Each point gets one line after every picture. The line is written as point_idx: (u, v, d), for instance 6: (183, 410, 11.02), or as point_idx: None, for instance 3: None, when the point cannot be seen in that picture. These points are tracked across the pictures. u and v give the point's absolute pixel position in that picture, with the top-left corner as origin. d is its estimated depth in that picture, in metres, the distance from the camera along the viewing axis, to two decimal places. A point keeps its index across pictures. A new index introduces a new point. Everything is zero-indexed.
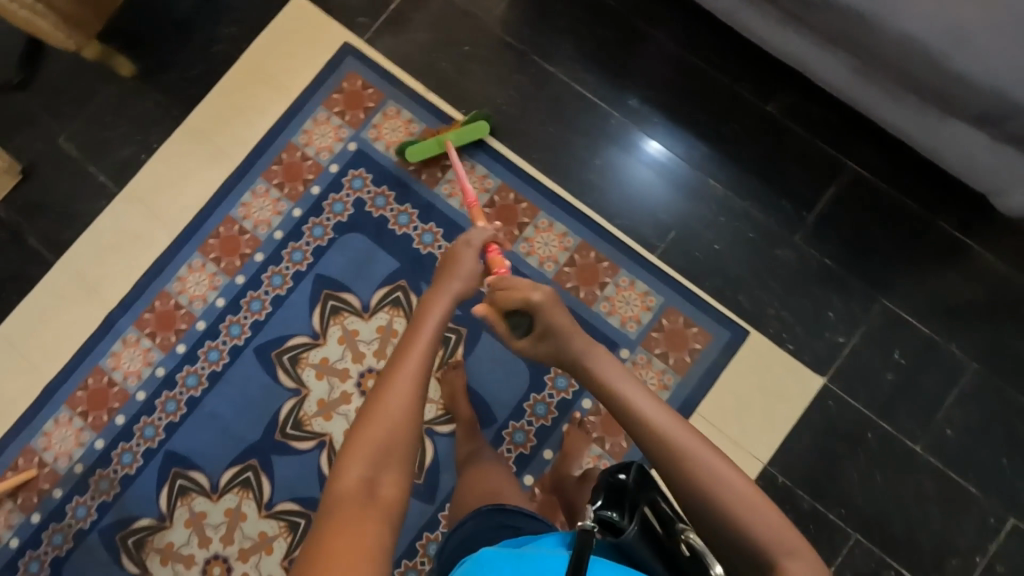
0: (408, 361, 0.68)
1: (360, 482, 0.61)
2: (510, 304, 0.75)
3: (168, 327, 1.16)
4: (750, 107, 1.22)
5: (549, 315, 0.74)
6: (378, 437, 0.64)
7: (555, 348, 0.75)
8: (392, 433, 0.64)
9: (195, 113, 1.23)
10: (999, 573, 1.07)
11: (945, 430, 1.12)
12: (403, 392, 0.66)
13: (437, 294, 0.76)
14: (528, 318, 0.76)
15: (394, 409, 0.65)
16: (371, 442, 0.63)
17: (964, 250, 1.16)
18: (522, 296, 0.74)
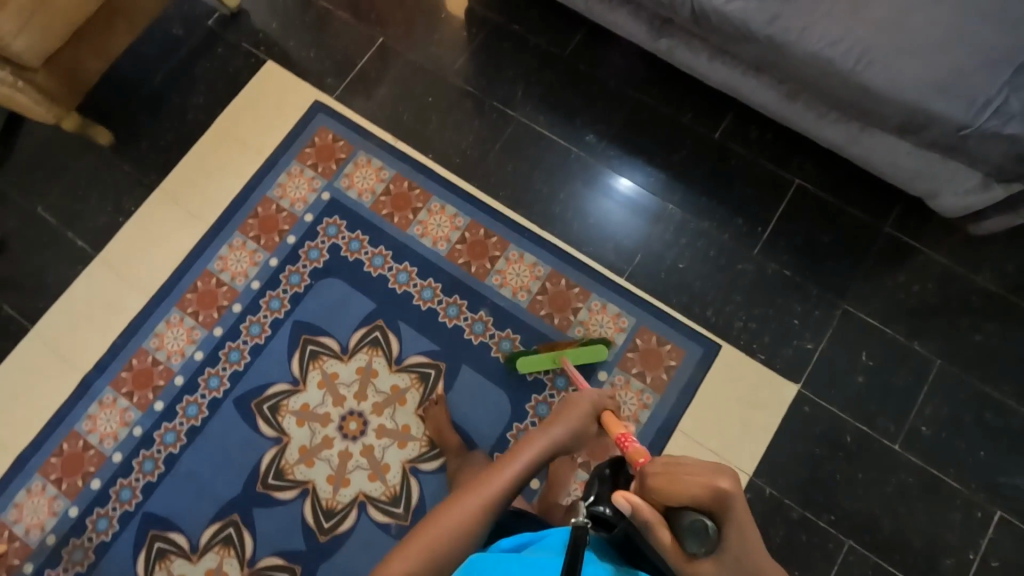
0: (482, 491, 0.65)
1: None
2: (679, 501, 0.51)
3: (146, 385, 1.19)
4: (696, 132, 1.27)
5: (745, 526, 0.48)
6: (432, 550, 0.61)
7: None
8: (449, 550, 0.61)
9: (172, 176, 1.30)
10: (995, 570, 1.04)
11: (920, 428, 1.10)
12: (474, 519, 0.63)
13: (539, 432, 0.72)
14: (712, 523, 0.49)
15: (454, 527, 0.62)
16: (426, 553, 0.60)
17: (914, 251, 1.18)
18: (703, 487, 0.50)
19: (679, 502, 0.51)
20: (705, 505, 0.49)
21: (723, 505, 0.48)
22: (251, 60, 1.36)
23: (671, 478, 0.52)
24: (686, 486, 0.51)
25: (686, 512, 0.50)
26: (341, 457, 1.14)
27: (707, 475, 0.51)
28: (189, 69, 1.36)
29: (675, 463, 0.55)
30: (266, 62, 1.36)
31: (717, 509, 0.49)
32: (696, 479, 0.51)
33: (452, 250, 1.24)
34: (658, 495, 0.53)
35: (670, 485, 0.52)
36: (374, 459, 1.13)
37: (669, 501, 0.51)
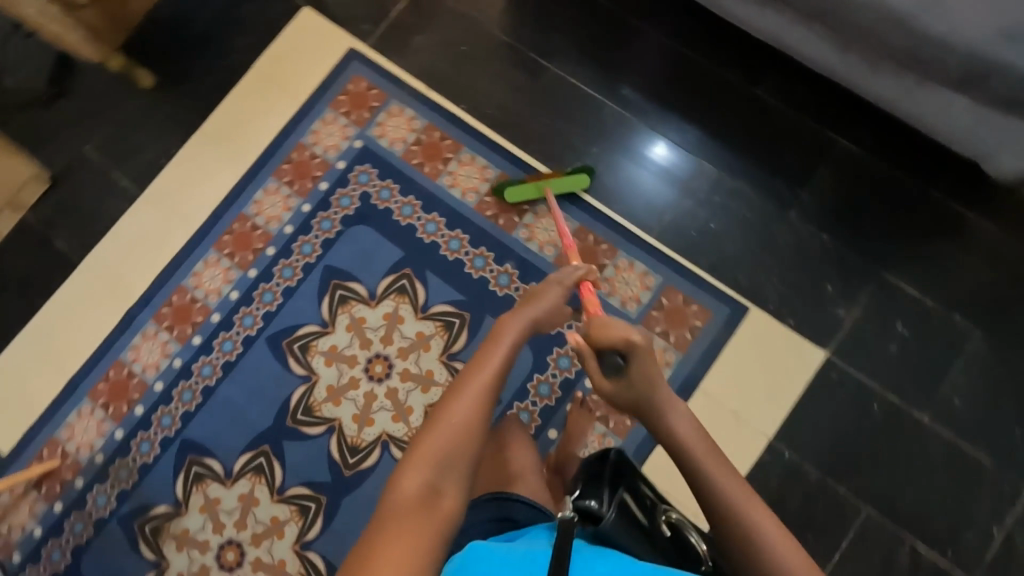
0: (474, 379, 0.68)
1: (423, 489, 0.60)
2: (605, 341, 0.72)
3: (185, 320, 1.25)
4: (739, 89, 1.21)
5: (643, 358, 0.70)
6: (445, 445, 0.63)
7: (632, 394, 0.72)
8: (459, 439, 0.64)
9: (212, 121, 1.32)
10: (1020, 547, 1.02)
11: (953, 400, 1.07)
12: (472, 400, 0.67)
13: (508, 321, 0.76)
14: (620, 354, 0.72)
15: (459, 419, 0.65)
16: (437, 448, 0.63)
17: (963, 220, 1.12)
18: (621, 336, 0.71)
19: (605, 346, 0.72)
20: (622, 346, 0.71)
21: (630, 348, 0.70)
22: (288, 6, 1.36)
23: (603, 326, 0.73)
24: (613, 333, 0.72)
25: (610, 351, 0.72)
26: (367, 398, 1.17)
27: (627, 330, 0.71)
28: (229, 13, 1.37)
29: (601, 318, 0.75)
30: (303, 7, 1.36)
31: (628, 350, 0.71)
32: (618, 330, 0.72)
33: (480, 202, 1.24)
34: (591, 338, 0.74)
35: (601, 332, 0.73)
36: (397, 401, 1.17)
37: (601, 346, 0.73)
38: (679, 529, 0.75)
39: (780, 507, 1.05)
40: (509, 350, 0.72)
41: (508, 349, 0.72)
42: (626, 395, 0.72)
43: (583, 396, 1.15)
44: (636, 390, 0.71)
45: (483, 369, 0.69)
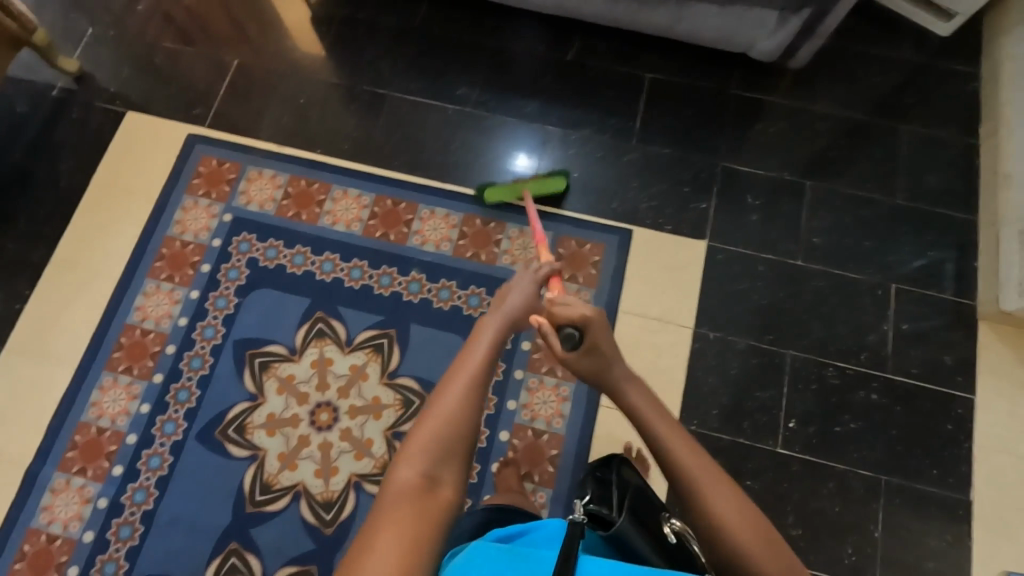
0: (461, 375, 0.70)
1: (420, 480, 0.61)
2: (562, 314, 0.73)
3: (98, 456, 1.14)
4: (552, 60, 1.39)
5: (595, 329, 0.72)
6: (437, 434, 0.64)
7: (590, 364, 0.73)
8: (452, 427, 0.65)
9: (63, 247, 1.26)
10: (909, 330, 1.20)
11: (812, 239, 1.26)
12: (460, 396, 0.68)
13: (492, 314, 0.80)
14: (579, 331, 0.72)
15: (447, 411, 0.66)
16: (428, 439, 0.64)
17: (760, 102, 1.35)
18: (578, 311, 0.72)
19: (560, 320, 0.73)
20: (578, 319, 0.72)
21: (584, 320, 0.71)
22: (110, 115, 1.35)
23: (560, 301, 0.75)
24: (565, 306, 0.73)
25: (568, 327, 0.72)
26: (322, 449, 1.13)
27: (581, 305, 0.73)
28: (50, 141, 1.33)
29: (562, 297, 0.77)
30: (127, 113, 1.35)
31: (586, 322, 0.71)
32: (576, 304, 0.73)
33: (366, 227, 1.28)
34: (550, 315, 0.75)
35: (557, 305, 0.74)
36: (355, 439, 1.14)
37: (558, 321, 0.73)
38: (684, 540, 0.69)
39: (724, 380, 1.16)
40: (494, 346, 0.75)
41: (491, 343, 0.75)
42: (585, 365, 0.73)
43: (527, 359, 1.18)
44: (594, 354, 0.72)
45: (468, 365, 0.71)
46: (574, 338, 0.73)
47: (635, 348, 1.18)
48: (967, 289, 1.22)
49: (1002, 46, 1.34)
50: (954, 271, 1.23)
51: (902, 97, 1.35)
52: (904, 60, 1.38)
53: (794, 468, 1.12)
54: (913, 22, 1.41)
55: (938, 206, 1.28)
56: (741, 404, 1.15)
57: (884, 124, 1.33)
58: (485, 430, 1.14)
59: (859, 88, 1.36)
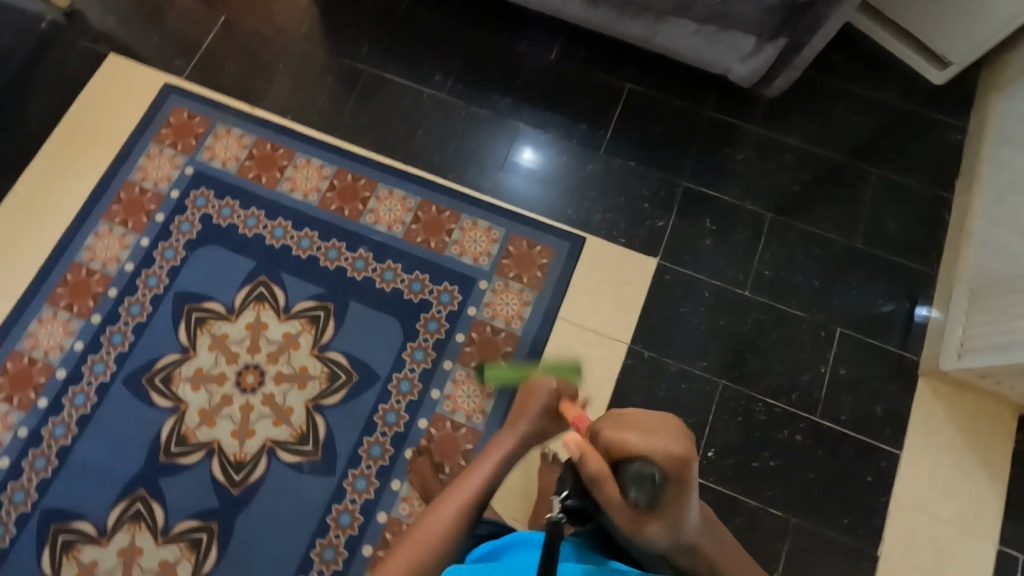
0: (450, 502, 0.68)
1: None
2: (632, 455, 0.46)
3: (26, 385, 1.15)
4: (534, 58, 1.38)
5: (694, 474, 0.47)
6: (413, 555, 0.65)
7: (665, 518, 0.50)
8: (425, 555, 0.65)
9: (26, 178, 1.27)
10: (844, 376, 1.18)
11: (764, 272, 1.24)
12: (440, 525, 0.66)
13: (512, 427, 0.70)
14: (665, 478, 0.46)
15: (428, 533, 0.66)
16: (411, 551, 0.66)
17: (735, 126, 1.33)
18: (667, 449, 0.46)
19: (633, 458, 0.46)
20: (666, 463, 0.46)
21: (681, 469, 0.46)
22: (92, 55, 1.36)
23: (624, 429, 0.48)
24: (642, 441, 0.47)
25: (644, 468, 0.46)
26: (243, 411, 1.15)
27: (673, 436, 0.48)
28: (30, 74, 1.35)
29: (627, 416, 0.50)
30: (109, 54, 1.37)
31: (681, 469, 0.46)
32: (658, 429, 0.48)
33: (323, 198, 1.28)
34: (613, 447, 0.48)
35: (623, 437, 0.48)
36: (276, 405, 1.15)
37: (631, 458, 0.47)
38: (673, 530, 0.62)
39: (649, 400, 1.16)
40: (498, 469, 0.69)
41: (491, 472, 0.69)
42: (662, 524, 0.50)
43: (457, 351, 1.19)
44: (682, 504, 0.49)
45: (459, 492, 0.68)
46: (655, 485, 0.46)
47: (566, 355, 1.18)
48: (910, 343, 1.21)
49: (992, 101, 1.31)
50: (901, 324, 1.22)
51: (880, 141, 1.33)
52: (888, 104, 1.36)
53: (704, 496, 1.11)
54: (905, 66, 1.39)
55: (898, 256, 1.26)
56: None
57: (857, 167, 1.31)
58: (405, 415, 1.15)
59: (837, 127, 1.34)
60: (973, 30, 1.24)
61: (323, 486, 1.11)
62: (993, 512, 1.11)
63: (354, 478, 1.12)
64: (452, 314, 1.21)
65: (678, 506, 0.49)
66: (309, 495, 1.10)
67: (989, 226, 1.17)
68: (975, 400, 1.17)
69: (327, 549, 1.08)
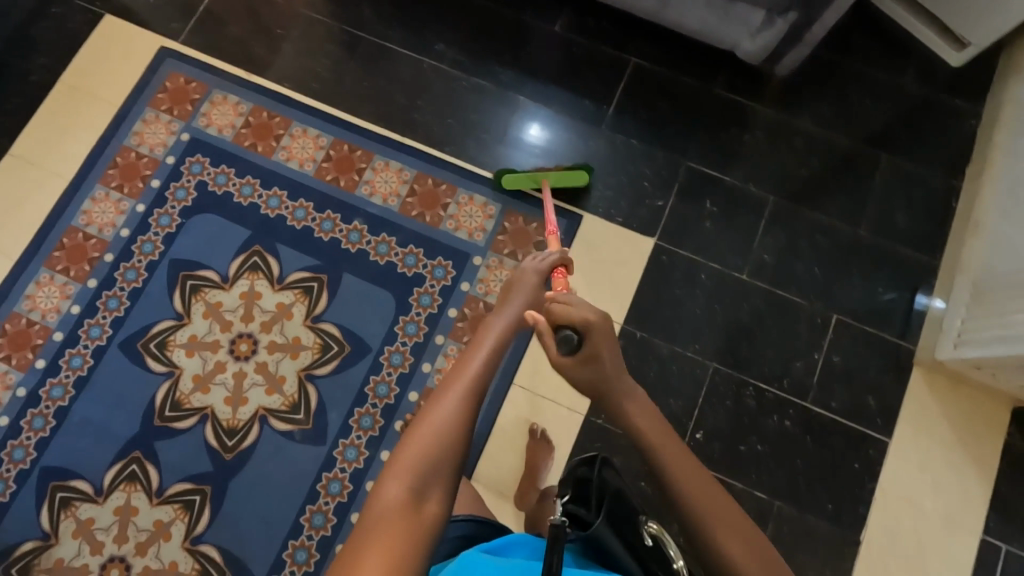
0: (450, 393, 0.65)
1: (407, 495, 0.58)
2: (562, 321, 0.70)
3: (24, 347, 1.17)
4: (538, 29, 1.34)
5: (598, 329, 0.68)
6: (426, 450, 0.60)
7: (587, 363, 0.69)
8: (439, 448, 0.61)
9: (22, 140, 1.27)
10: (838, 364, 1.18)
11: (763, 257, 1.23)
12: (448, 416, 0.63)
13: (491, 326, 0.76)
14: (578, 334, 0.69)
15: (437, 426, 0.62)
16: (418, 452, 0.60)
17: (741, 105, 1.30)
18: (581, 315, 0.69)
19: (564, 322, 0.70)
20: (578, 322, 0.69)
21: (587, 326, 0.68)
22: (88, 16, 1.34)
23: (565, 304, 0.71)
24: (565, 314, 0.70)
25: (566, 328, 0.69)
26: (236, 378, 1.16)
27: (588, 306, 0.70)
28: (25, 33, 1.32)
29: (563, 296, 0.73)
30: (105, 15, 1.34)
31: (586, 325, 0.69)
32: (578, 305, 0.70)
33: (319, 168, 1.27)
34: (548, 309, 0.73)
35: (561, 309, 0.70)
36: (269, 374, 1.16)
37: (557, 320, 0.71)
38: (660, 544, 0.65)
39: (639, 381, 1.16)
40: (489, 356, 0.71)
41: (485, 358, 0.70)
42: (583, 370, 0.69)
43: (449, 326, 1.19)
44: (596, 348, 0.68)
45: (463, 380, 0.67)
46: (573, 343, 0.70)
47: None
48: (908, 333, 1.19)
49: (1011, 86, 1.26)
50: (900, 314, 1.20)
51: (892, 126, 1.29)
52: (903, 87, 1.31)
53: None
54: (924, 47, 1.34)
55: (901, 244, 1.24)
56: (653, 406, 1.15)
57: (865, 151, 1.28)
58: (395, 387, 1.16)
59: (848, 109, 1.30)
60: (995, 10, 1.18)
61: (314, 455, 1.12)
62: (979, 504, 1.11)
63: (344, 448, 1.13)
64: (445, 288, 1.21)
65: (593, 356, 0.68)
66: (300, 463, 1.12)
67: (998, 217, 1.14)
68: (969, 393, 1.16)
69: (316, 515, 1.10)
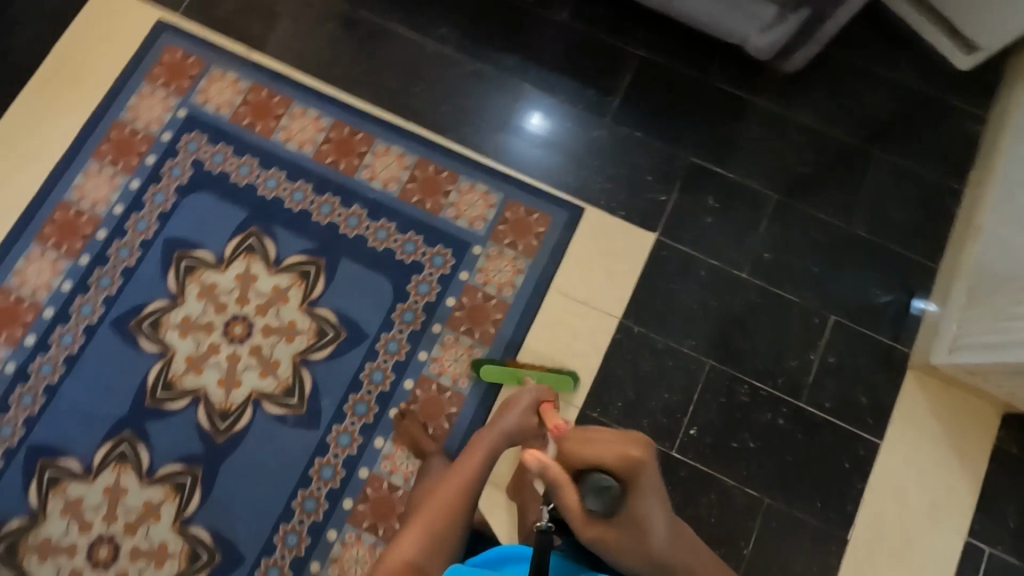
0: (451, 487, 0.79)
1: (409, 562, 0.71)
2: (588, 462, 0.68)
3: (13, 322, 1.15)
4: (546, 16, 1.32)
5: (643, 478, 0.67)
6: (429, 528, 0.74)
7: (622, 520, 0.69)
8: (441, 522, 0.75)
9: (12, 111, 1.23)
10: (833, 364, 1.18)
11: (763, 254, 1.22)
12: (452, 498, 0.78)
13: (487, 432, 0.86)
14: (609, 476, 0.67)
15: (443, 509, 0.76)
16: (423, 528, 0.74)
17: (747, 100, 1.29)
18: (614, 456, 0.67)
19: (587, 465, 0.68)
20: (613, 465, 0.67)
21: (626, 467, 0.67)
22: None
23: (581, 442, 0.69)
24: (591, 452, 0.68)
25: (597, 473, 0.67)
26: (230, 360, 1.15)
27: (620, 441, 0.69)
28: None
29: (578, 433, 0.71)
30: None
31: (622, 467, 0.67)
32: (607, 447, 0.68)
33: (318, 151, 1.25)
34: (568, 456, 0.70)
35: (580, 448, 0.69)
36: (263, 357, 1.15)
37: (581, 463, 0.68)
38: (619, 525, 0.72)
39: (635, 375, 1.16)
40: (486, 460, 0.83)
41: (483, 459, 0.82)
42: (612, 524, 0.68)
43: (446, 314, 1.18)
44: (635, 504, 0.69)
45: (467, 468, 0.82)
46: (607, 491, 0.67)
47: (556, 325, 1.17)
48: (903, 335, 1.20)
49: (1017, 90, 1.25)
50: (895, 315, 1.21)
51: (896, 127, 1.29)
52: (908, 88, 1.31)
53: (681, 472, 1.13)
54: (932, 48, 1.33)
55: (899, 246, 1.24)
56: (647, 401, 1.15)
57: (868, 151, 1.28)
58: (391, 375, 1.15)
59: (853, 109, 1.29)
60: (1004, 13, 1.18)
61: (307, 440, 1.12)
62: (965, 506, 1.13)
63: (337, 435, 1.13)
64: (444, 277, 1.20)
65: (635, 513, 0.69)
66: (293, 447, 1.12)
67: (996, 223, 1.13)
68: (960, 394, 1.17)
69: (308, 500, 1.10)
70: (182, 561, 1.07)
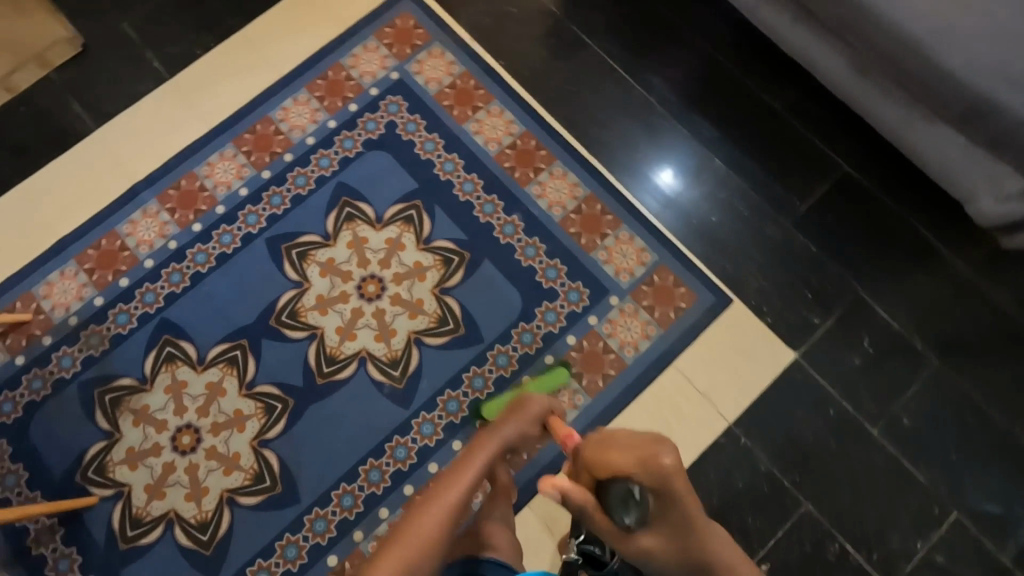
0: (440, 504, 0.68)
1: None
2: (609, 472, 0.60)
3: (189, 206, 1.25)
4: (760, 101, 1.29)
5: (675, 486, 0.54)
6: (409, 554, 0.64)
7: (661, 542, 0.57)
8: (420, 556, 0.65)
9: (256, 24, 1.35)
10: (939, 563, 1.08)
11: (902, 419, 1.14)
12: (438, 525, 0.67)
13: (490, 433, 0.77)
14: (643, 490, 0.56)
15: (425, 537, 0.66)
16: (400, 555, 0.64)
17: (939, 256, 1.21)
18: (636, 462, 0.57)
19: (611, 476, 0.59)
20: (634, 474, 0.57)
21: (654, 474, 0.55)
22: None
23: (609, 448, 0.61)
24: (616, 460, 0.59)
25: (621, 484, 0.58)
26: (354, 313, 1.20)
27: (649, 453, 0.56)
28: None
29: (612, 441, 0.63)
30: None
31: (656, 476, 0.55)
32: (628, 451, 0.59)
33: (500, 152, 1.28)
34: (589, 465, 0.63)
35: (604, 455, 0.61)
36: (383, 322, 1.19)
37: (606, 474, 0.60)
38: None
39: (724, 486, 1.11)
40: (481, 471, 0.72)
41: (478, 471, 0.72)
42: (668, 527, 0.56)
43: (564, 351, 1.17)
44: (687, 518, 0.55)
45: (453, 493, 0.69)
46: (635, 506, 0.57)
47: (663, 403, 1.14)
48: None
49: None
50: None
51: None
52: None
53: None
54: None
55: None
56: (727, 516, 1.09)
57: None
58: (490, 386, 1.16)
59: None
60: None
61: (394, 415, 1.14)
62: None
63: (422, 421, 1.14)
64: (574, 314, 1.19)
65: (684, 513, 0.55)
66: (379, 416, 1.15)
67: None
68: None
69: (374, 471, 1.12)
70: (247, 477, 1.12)
